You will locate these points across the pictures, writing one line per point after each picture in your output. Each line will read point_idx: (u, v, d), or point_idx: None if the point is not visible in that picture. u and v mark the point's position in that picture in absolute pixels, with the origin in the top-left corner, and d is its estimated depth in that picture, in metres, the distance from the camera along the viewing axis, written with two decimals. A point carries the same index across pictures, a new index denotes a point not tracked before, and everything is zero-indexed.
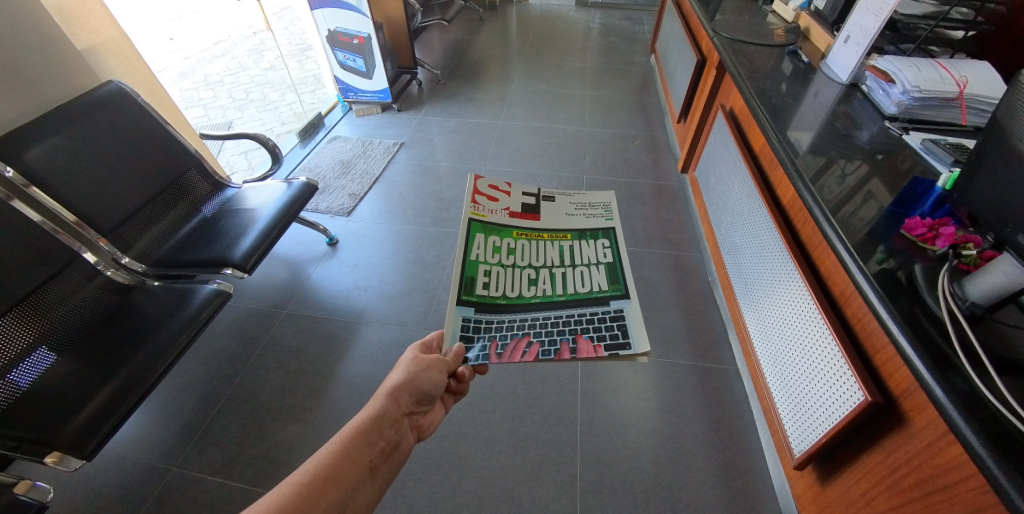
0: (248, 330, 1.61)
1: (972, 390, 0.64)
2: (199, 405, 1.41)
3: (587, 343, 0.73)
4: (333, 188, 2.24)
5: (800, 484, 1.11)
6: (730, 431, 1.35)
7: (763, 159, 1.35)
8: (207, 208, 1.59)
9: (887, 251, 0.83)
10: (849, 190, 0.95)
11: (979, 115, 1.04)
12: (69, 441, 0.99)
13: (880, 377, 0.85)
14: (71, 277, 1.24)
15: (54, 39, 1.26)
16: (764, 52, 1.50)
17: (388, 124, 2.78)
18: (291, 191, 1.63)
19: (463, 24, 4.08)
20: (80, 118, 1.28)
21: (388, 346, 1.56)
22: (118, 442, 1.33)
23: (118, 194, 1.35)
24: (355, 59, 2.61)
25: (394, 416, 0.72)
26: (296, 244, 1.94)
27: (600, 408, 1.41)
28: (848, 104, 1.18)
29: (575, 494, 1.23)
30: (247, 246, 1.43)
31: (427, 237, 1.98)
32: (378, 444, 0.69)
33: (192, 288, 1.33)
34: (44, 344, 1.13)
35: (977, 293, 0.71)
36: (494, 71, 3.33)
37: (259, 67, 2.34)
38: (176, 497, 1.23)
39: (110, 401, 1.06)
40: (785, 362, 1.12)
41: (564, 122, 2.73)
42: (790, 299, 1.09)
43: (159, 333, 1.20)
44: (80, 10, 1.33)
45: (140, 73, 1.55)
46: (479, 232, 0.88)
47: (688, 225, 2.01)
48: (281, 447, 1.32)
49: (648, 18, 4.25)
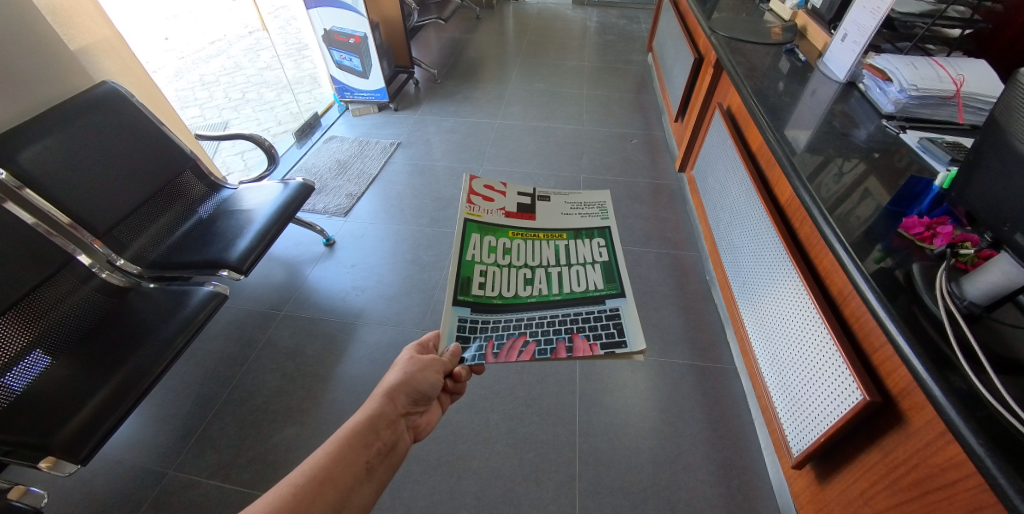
0: (245, 332, 1.61)
1: (970, 389, 0.64)
2: (196, 408, 1.40)
3: (583, 341, 0.72)
4: (330, 189, 2.23)
5: (798, 483, 1.11)
6: (729, 430, 1.35)
7: (761, 158, 1.35)
8: (203, 209, 1.58)
9: (885, 250, 0.83)
10: (847, 188, 0.94)
11: (976, 114, 1.03)
12: (64, 446, 0.98)
13: (878, 377, 0.85)
14: (66, 279, 1.23)
15: (47, 39, 1.25)
16: (761, 50, 1.49)
17: (385, 123, 2.77)
18: (287, 192, 1.63)
19: (460, 23, 4.07)
20: (73, 119, 1.27)
21: (386, 347, 1.56)
22: (114, 445, 1.32)
23: (112, 195, 1.34)
24: (351, 58, 2.60)
25: (391, 416, 0.72)
26: (293, 245, 1.93)
27: (598, 408, 1.40)
28: (845, 103, 1.18)
29: (574, 494, 1.23)
30: (244, 247, 1.42)
31: (424, 237, 1.97)
32: (375, 445, 0.68)
33: (188, 290, 1.32)
34: (39, 348, 1.13)
35: (975, 292, 0.71)
36: (491, 70, 3.32)
37: (255, 66, 2.35)
38: (173, 500, 1.22)
39: (105, 405, 1.05)
40: (784, 361, 1.12)
41: (562, 121, 2.72)
42: (788, 298, 1.08)
43: (155, 336, 1.19)
44: (74, 10, 1.31)
45: (135, 74, 1.54)
46: (475, 232, 0.86)
47: (686, 224, 2.01)
48: (279, 449, 1.32)
49: (645, 16, 4.25)
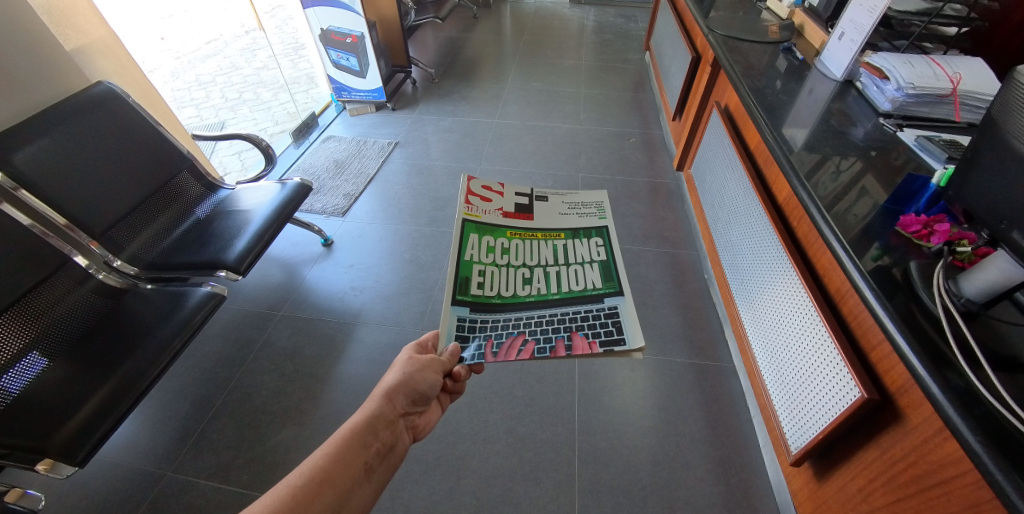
0: (243, 333, 1.60)
1: (967, 386, 0.64)
2: (194, 409, 1.40)
3: (582, 339, 0.72)
4: (328, 189, 2.22)
5: (797, 480, 1.11)
6: (727, 429, 1.35)
7: (759, 157, 1.36)
8: (200, 209, 1.57)
9: (883, 248, 0.83)
10: (843, 187, 0.95)
11: (973, 112, 1.04)
12: (61, 449, 0.98)
13: (876, 374, 0.85)
14: (62, 280, 1.23)
15: (42, 40, 1.24)
16: (758, 49, 1.49)
17: (382, 123, 2.77)
18: (284, 192, 1.62)
19: (457, 22, 4.06)
20: (69, 120, 1.26)
21: (384, 347, 1.56)
22: (111, 447, 1.32)
23: (109, 196, 1.33)
24: (348, 58, 2.59)
25: (390, 417, 0.71)
26: (291, 246, 1.93)
27: (597, 407, 1.40)
28: (842, 101, 1.18)
29: (574, 493, 1.23)
30: (241, 247, 1.41)
31: (422, 237, 1.97)
32: (374, 445, 0.68)
33: (186, 290, 1.31)
34: (36, 349, 1.12)
35: (972, 290, 0.71)
36: (488, 69, 3.31)
37: (251, 66, 2.32)
38: (171, 502, 1.22)
39: (102, 407, 1.05)
40: (781, 359, 1.12)
41: (560, 121, 2.72)
42: (786, 296, 1.09)
43: (152, 337, 1.19)
44: (69, 9, 1.31)
45: (131, 74, 1.53)
46: (473, 233, 0.85)
47: (684, 223, 2.01)
48: (278, 450, 1.31)
49: (642, 14, 4.25)
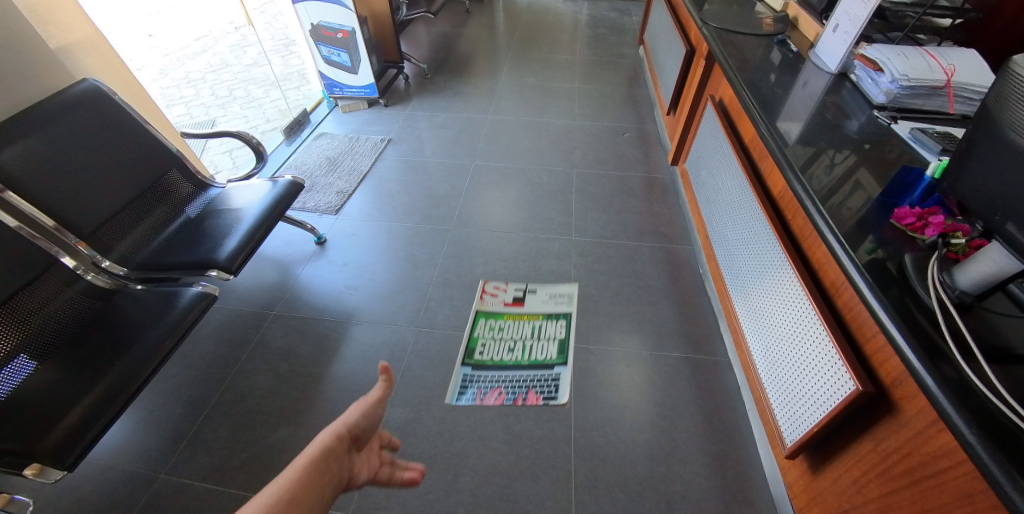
0: (236, 333, 1.59)
1: (961, 377, 0.64)
2: (187, 410, 1.38)
3: None
4: (321, 186, 2.20)
5: (792, 473, 1.12)
6: (723, 422, 1.35)
7: (754, 151, 1.35)
8: (191, 208, 1.56)
9: (877, 241, 0.83)
10: (838, 180, 0.95)
11: (966, 104, 1.04)
12: (51, 452, 0.96)
13: (871, 367, 0.85)
14: (50, 282, 1.21)
15: (24, 36, 1.21)
16: (753, 42, 1.49)
17: (375, 119, 2.74)
18: (276, 190, 1.60)
19: (449, 17, 4.03)
20: (54, 117, 1.23)
21: (379, 346, 1.55)
22: (103, 449, 1.30)
23: (97, 195, 1.31)
24: (340, 53, 2.57)
25: (338, 454, 0.72)
26: (284, 244, 1.91)
27: (594, 402, 1.40)
28: (837, 94, 1.18)
29: (570, 488, 1.23)
30: (233, 246, 1.40)
31: (417, 234, 1.95)
32: (326, 483, 0.68)
33: (177, 290, 1.29)
34: (24, 352, 1.10)
35: (966, 282, 0.71)
36: (482, 65, 3.29)
37: (241, 63, 2.30)
38: (165, 504, 1.21)
39: (92, 410, 1.03)
40: (777, 353, 1.13)
41: (554, 116, 2.71)
42: (781, 290, 1.09)
43: (143, 338, 1.17)
44: (52, 5, 1.27)
45: (117, 71, 1.50)
46: None
47: (679, 218, 2.01)
48: (272, 450, 1.30)
49: (636, 9, 4.23)
